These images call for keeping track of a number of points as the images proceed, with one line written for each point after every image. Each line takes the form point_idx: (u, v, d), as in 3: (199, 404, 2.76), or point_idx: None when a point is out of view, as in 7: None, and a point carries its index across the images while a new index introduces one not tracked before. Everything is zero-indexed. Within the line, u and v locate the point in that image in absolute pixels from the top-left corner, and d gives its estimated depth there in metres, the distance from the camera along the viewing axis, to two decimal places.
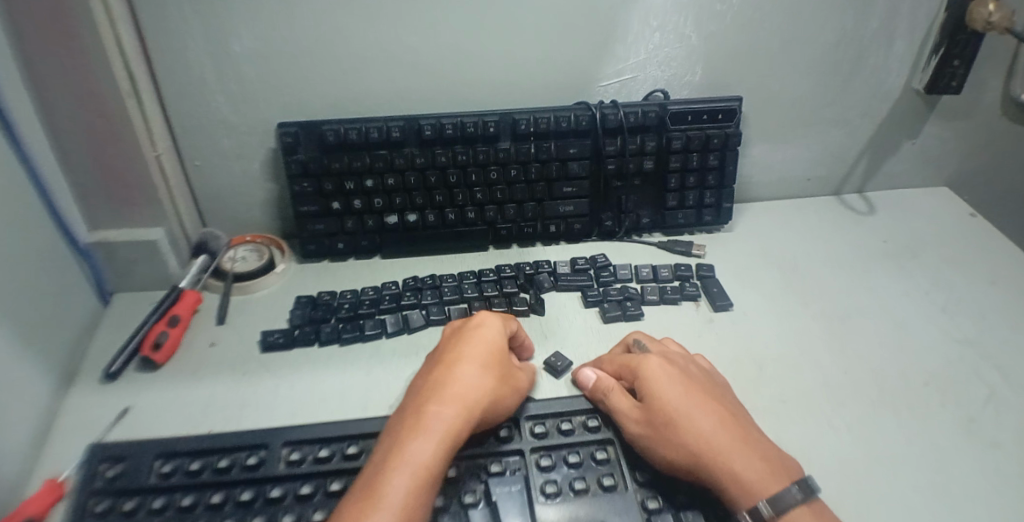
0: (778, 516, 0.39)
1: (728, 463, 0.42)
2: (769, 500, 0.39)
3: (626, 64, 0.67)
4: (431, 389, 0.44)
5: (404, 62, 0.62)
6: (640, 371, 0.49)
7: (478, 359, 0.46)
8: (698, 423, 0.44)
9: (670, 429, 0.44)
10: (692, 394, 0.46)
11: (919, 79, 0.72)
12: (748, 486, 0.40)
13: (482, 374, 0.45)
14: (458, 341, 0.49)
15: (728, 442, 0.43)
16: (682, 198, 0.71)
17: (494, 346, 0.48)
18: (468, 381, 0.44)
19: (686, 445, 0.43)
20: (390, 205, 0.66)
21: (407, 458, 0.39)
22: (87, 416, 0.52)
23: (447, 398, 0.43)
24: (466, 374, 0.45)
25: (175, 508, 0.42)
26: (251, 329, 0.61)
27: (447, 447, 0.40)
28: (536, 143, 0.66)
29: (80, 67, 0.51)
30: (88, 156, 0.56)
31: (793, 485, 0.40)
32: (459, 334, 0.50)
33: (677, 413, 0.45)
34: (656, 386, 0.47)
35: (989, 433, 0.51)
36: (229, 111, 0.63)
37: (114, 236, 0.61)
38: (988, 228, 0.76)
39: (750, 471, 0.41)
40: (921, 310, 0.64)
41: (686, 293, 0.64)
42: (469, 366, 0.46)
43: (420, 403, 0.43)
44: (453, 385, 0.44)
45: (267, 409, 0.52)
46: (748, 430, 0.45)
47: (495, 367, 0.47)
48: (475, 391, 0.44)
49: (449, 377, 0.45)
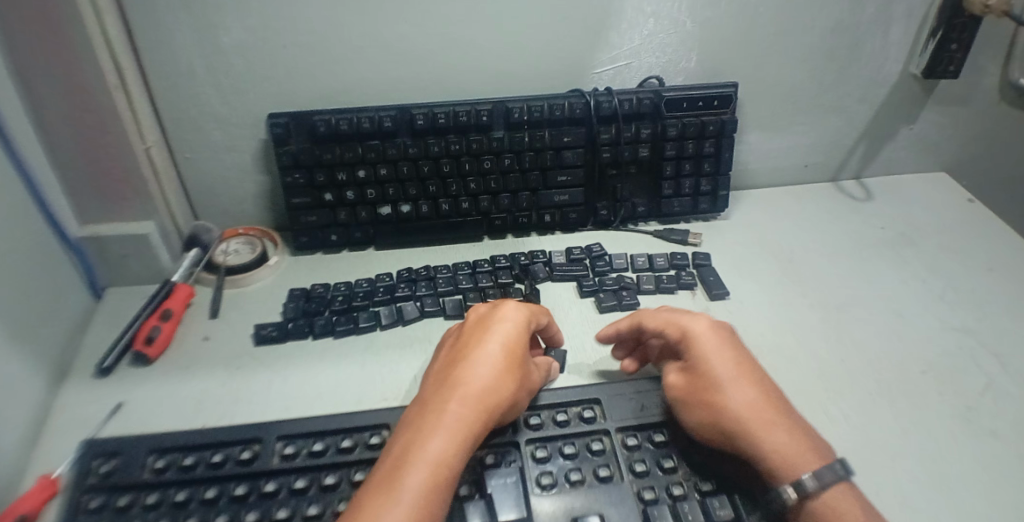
0: (820, 491, 0.39)
1: (771, 436, 0.42)
2: (811, 473, 0.39)
3: (620, 50, 0.66)
4: (450, 382, 0.43)
5: (397, 50, 0.62)
6: (689, 331, 0.48)
7: (499, 353, 0.45)
8: (743, 393, 0.44)
9: (716, 395, 0.44)
10: (737, 364, 0.46)
11: (917, 65, 0.71)
12: (789, 459, 0.41)
13: (503, 369, 0.44)
14: (482, 333, 0.47)
15: (767, 415, 0.43)
16: (678, 185, 0.70)
17: (517, 343, 0.46)
18: (488, 381, 0.43)
19: (732, 411, 0.43)
20: (383, 197, 0.65)
21: (422, 454, 0.38)
22: (80, 412, 0.51)
23: (464, 398, 0.41)
24: (486, 369, 0.43)
25: (169, 503, 0.42)
26: (245, 322, 0.61)
27: (465, 444, 0.39)
28: (530, 131, 0.65)
29: (66, 57, 0.50)
30: (77, 150, 0.55)
31: (834, 463, 0.40)
32: (483, 327, 0.47)
33: (724, 380, 0.45)
34: (706, 350, 0.47)
35: (989, 422, 0.50)
36: (218, 102, 0.62)
37: (104, 230, 0.61)
38: (986, 215, 0.76)
39: (791, 445, 0.41)
40: (917, 298, 0.63)
41: (681, 282, 0.63)
42: (490, 359, 0.44)
43: (438, 396, 0.42)
44: (472, 380, 0.43)
45: (261, 403, 0.52)
46: (785, 405, 0.45)
47: (517, 366, 0.45)
48: (494, 392, 0.42)
49: (468, 374, 0.43)
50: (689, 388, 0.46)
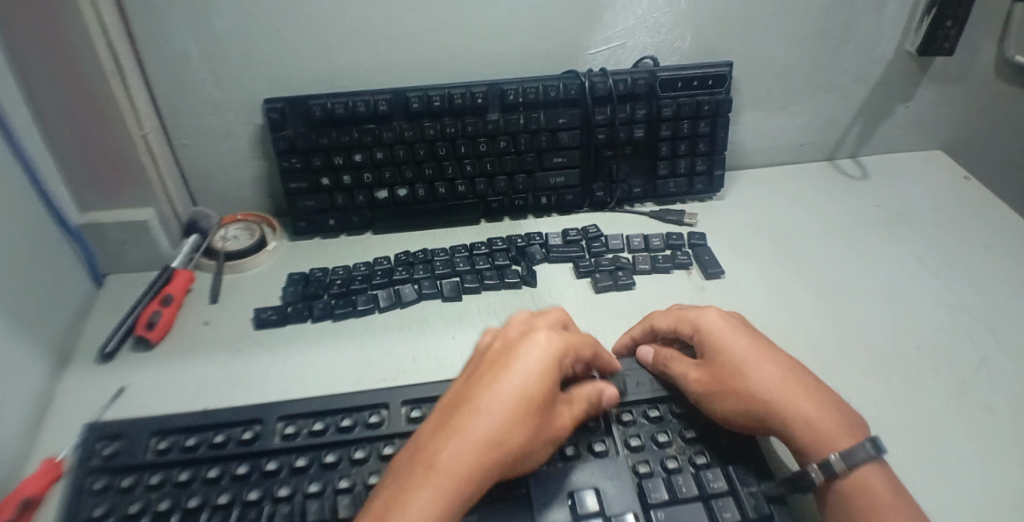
0: (849, 471, 0.39)
1: (802, 415, 0.42)
2: (841, 454, 0.40)
3: (614, 31, 0.66)
4: (453, 424, 0.37)
5: (390, 33, 0.62)
6: (700, 324, 0.49)
7: (515, 396, 0.38)
8: (766, 375, 0.44)
9: (741, 380, 0.44)
10: (755, 347, 0.46)
11: (912, 41, 0.71)
12: (823, 438, 0.41)
13: (516, 417, 0.37)
14: (503, 365, 0.40)
15: (795, 394, 0.43)
16: (673, 166, 0.70)
17: (539, 387, 0.38)
18: (495, 432, 0.36)
19: (758, 395, 0.43)
20: (380, 181, 0.65)
21: (401, 515, 0.33)
22: (84, 396, 0.52)
23: (458, 452, 0.35)
24: (494, 417, 0.37)
25: (172, 483, 0.43)
26: (244, 307, 0.61)
27: (454, 508, 0.34)
28: (525, 113, 0.65)
29: (61, 43, 0.50)
30: (75, 138, 0.56)
31: (865, 442, 0.40)
32: (507, 358, 0.40)
33: (745, 364, 0.45)
34: (721, 337, 0.47)
35: (984, 396, 0.51)
36: (213, 88, 0.62)
37: (104, 217, 0.61)
38: (982, 192, 0.76)
39: (824, 422, 0.42)
40: (912, 274, 0.64)
41: (677, 262, 0.64)
42: (502, 404, 0.37)
43: (436, 439, 0.36)
44: (476, 429, 0.36)
45: (261, 385, 0.53)
46: (811, 382, 0.45)
47: (532, 417, 0.37)
48: (495, 448, 0.36)
49: (473, 419, 0.37)
50: (711, 376, 0.45)
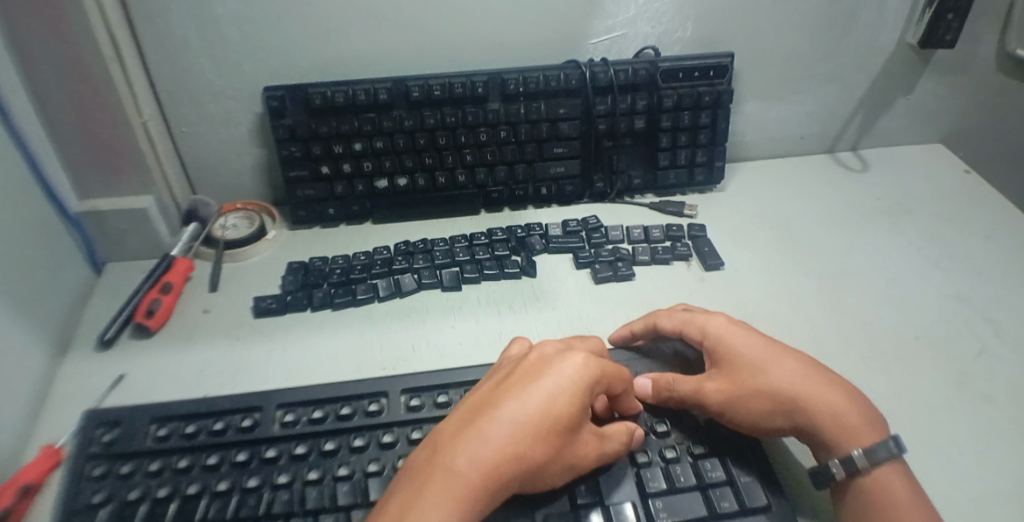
0: (871, 467, 0.40)
1: (827, 409, 0.42)
2: (864, 449, 0.40)
3: (615, 20, 0.66)
4: (475, 432, 0.36)
5: (392, 21, 0.61)
6: (708, 331, 0.49)
7: (540, 413, 0.37)
8: (785, 373, 0.44)
9: (762, 379, 0.44)
10: (768, 345, 0.47)
11: (913, 33, 0.71)
12: (848, 431, 0.42)
13: (539, 436, 0.36)
14: (531, 380, 0.38)
15: (817, 389, 0.43)
16: (673, 156, 0.70)
17: (566, 407, 0.37)
18: (515, 447, 0.35)
19: (781, 392, 0.43)
20: (380, 169, 0.65)
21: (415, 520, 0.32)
22: (84, 383, 0.52)
23: (478, 458, 0.35)
24: (518, 433, 0.36)
25: (171, 470, 0.43)
26: (244, 295, 0.61)
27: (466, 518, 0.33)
28: (525, 103, 0.65)
29: (62, 28, 0.49)
30: (75, 125, 0.55)
31: (888, 440, 0.41)
32: (536, 374, 0.39)
33: (762, 363, 0.45)
34: (732, 339, 0.47)
35: (983, 387, 0.51)
36: (213, 75, 0.62)
37: (103, 204, 0.61)
38: (982, 185, 0.76)
39: (849, 415, 0.42)
40: (912, 265, 0.64)
41: (676, 253, 0.64)
42: (527, 419, 0.36)
43: (454, 446, 0.35)
44: (497, 442, 0.35)
45: (261, 372, 0.53)
46: (828, 374, 0.45)
47: (556, 437, 0.37)
48: (515, 461, 0.35)
49: (495, 431, 0.36)
50: (728, 378, 0.45)
